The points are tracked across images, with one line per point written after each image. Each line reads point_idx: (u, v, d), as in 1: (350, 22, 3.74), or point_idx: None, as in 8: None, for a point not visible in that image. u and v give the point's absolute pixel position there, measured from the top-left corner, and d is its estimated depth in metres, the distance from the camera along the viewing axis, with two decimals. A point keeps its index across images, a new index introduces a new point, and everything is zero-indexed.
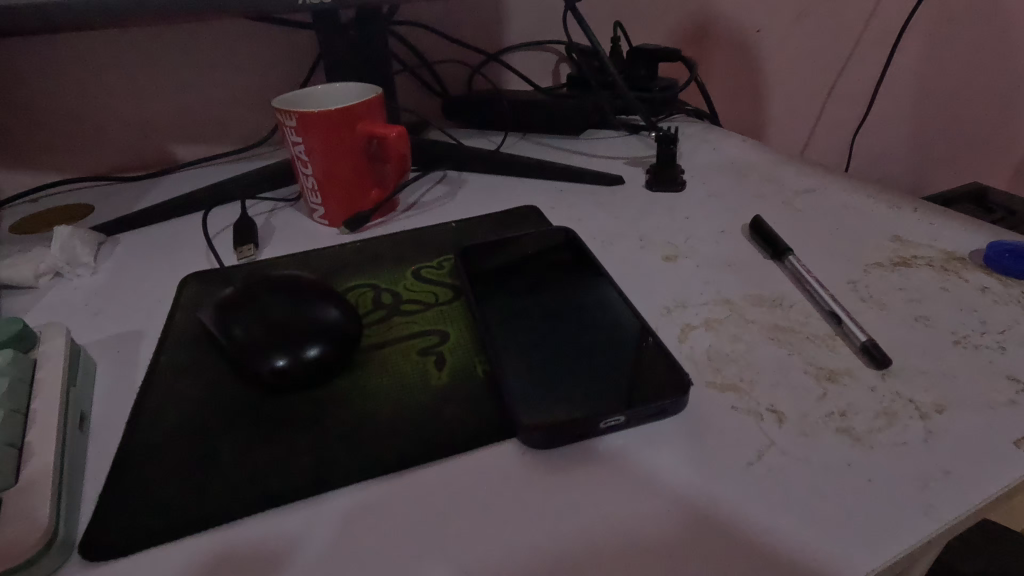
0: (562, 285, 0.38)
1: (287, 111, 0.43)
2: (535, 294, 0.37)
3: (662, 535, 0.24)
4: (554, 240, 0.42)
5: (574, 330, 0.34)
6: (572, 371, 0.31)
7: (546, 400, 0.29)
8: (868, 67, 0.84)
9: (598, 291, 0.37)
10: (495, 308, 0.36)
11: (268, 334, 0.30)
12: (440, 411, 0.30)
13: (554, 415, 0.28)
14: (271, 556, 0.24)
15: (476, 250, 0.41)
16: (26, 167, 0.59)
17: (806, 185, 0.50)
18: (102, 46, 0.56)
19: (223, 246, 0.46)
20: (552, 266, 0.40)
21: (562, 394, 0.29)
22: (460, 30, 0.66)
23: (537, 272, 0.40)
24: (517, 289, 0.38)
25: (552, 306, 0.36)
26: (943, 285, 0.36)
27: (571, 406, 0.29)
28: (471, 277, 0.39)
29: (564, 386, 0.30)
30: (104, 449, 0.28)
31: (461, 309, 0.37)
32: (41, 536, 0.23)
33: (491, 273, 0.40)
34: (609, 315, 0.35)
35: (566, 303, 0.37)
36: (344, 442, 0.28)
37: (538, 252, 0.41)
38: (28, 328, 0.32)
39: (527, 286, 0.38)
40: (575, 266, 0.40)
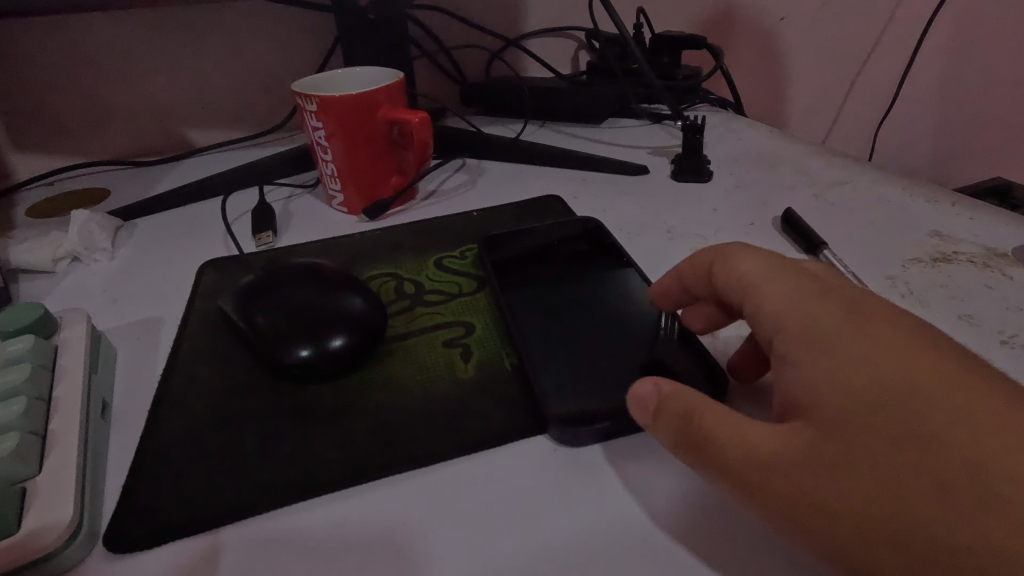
0: (587, 278, 0.37)
1: (307, 95, 0.42)
2: (562, 286, 0.37)
3: (705, 540, 0.23)
4: (576, 229, 0.41)
5: (600, 323, 0.33)
6: (601, 367, 0.30)
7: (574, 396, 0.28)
8: (895, 56, 0.81)
9: (624, 283, 0.36)
10: (519, 301, 0.36)
11: (291, 323, 0.30)
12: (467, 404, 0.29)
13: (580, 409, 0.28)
14: (300, 552, 0.23)
15: (498, 240, 0.40)
16: (42, 150, 0.59)
17: (837, 177, 0.48)
18: (117, 28, 0.55)
19: (241, 232, 0.46)
20: (576, 258, 0.39)
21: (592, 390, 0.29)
22: (480, 15, 0.65)
23: (562, 264, 0.39)
24: (542, 282, 0.37)
25: (578, 299, 0.35)
26: (987, 283, 0.35)
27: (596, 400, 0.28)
28: (494, 268, 0.38)
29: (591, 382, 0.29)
30: (127, 439, 0.28)
31: (485, 301, 0.36)
32: (67, 526, 0.22)
33: (514, 264, 0.39)
34: (637, 309, 0.34)
35: (592, 295, 0.36)
36: (372, 434, 0.27)
37: (560, 243, 0.40)
38: (49, 314, 0.31)
39: (551, 278, 0.37)
40: (599, 257, 0.39)
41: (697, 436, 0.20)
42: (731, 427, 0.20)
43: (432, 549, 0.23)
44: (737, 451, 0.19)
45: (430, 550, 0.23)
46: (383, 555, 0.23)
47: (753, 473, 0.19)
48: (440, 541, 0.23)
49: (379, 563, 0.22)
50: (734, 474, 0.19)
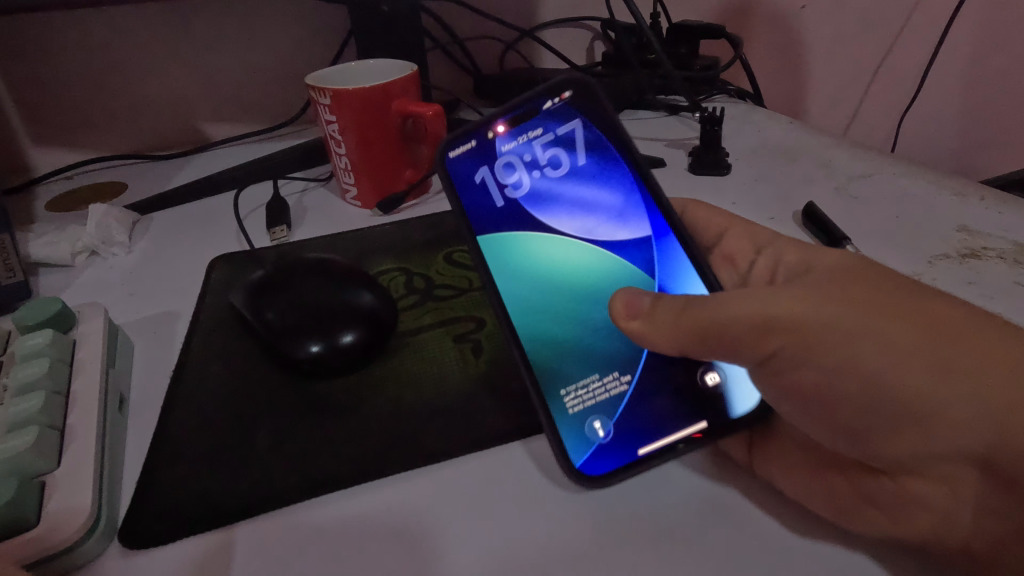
0: (589, 216, 0.31)
1: (321, 88, 0.42)
2: (550, 215, 0.30)
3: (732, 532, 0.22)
4: (590, 115, 0.32)
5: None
6: (629, 366, 0.28)
7: (589, 377, 0.27)
8: (923, 43, 0.76)
9: (661, 237, 0.30)
10: (521, 250, 0.29)
11: (301, 319, 0.30)
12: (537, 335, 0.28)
13: (606, 390, 0.27)
14: (322, 546, 0.23)
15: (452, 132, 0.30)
16: (61, 144, 0.59)
17: (860, 170, 0.47)
18: (132, 21, 0.56)
19: (255, 226, 0.46)
20: (581, 159, 0.31)
21: (625, 390, 0.27)
22: (493, 6, 0.64)
23: (552, 174, 0.31)
24: (521, 216, 0.30)
25: (600, 262, 0.30)
26: (1017, 279, 0.34)
27: (618, 387, 0.27)
28: (462, 192, 0.30)
29: (628, 389, 0.27)
30: (143, 433, 0.28)
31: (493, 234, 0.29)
32: (85, 521, 0.22)
33: (483, 165, 0.30)
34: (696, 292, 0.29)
35: (606, 251, 0.30)
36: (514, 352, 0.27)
37: (563, 135, 0.32)
38: (67, 308, 0.31)
39: (529, 204, 0.30)
40: (612, 164, 0.31)
41: (692, 314, 0.25)
42: (731, 303, 0.24)
43: (451, 546, 0.23)
44: (734, 314, 0.24)
45: (445, 546, 0.23)
46: (403, 549, 0.23)
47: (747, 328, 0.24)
48: (455, 538, 0.23)
49: (392, 559, 0.22)
50: (709, 326, 0.25)
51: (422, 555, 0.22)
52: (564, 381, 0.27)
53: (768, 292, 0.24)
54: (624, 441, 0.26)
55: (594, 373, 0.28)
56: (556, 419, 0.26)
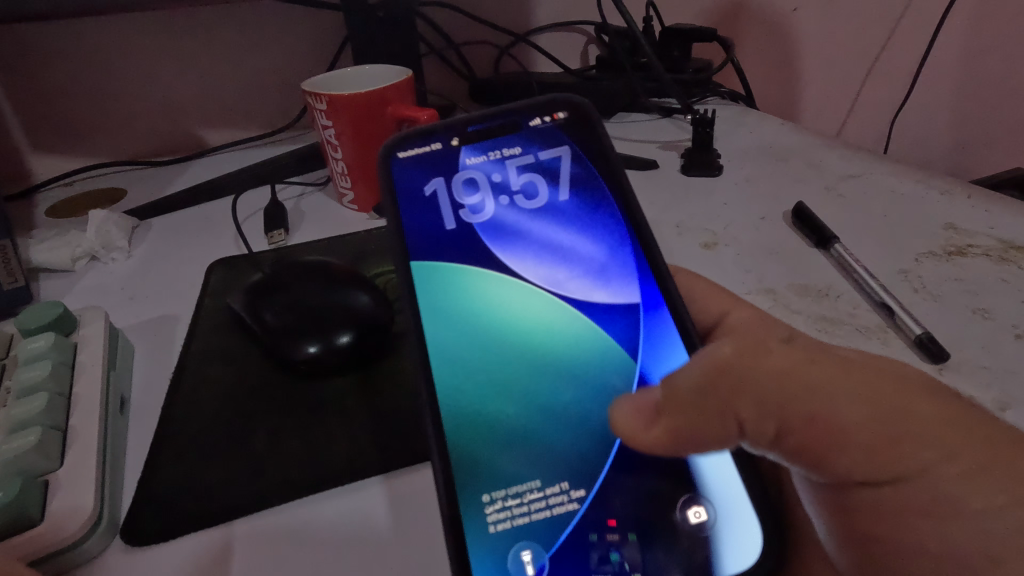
0: (556, 261, 0.30)
1: (317, 94, 0.42)
2: (510, 252, 0.30)
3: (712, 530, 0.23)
4: (579, 154, 0.31)
5: (602, 396, 0.26)
6: (585, 481, 0.25)
7: (531, 486, 0.25)
8: (914, 44, 0.77)
9: (651, 309, 0.28)
10: (475, 292, 0.28)
11: (299, 320, 0.30)
12: (476, 398, 0.26)
13: (547, 507, 0.24)
14: (305, 554, 0.23)
15: (410, 139, 0.31)
16: (60, 151, 0.60)
17: (849, 170, 0.48)
18: (130, 29, 0.56)
19: (253, 230, 0.46)
20: (559, 197, 0.31)
21: (573, 510, 0.25)
22: (488, 12, 0.65)
23: (520, 205, 0.31)
24: (474, 247, 0.29)
25: (565, 319, 0.28)
26: (1002, 276, 0.34)
27: (561, 507, 0.24)
28: (408, 202, 0.30)
29: (577, 509, 0.24)
30: (144, 434, 0.28)
31: (448, 271, 0.29)
32: (88, 519, 0.23)
33: (439, 179, 0.30)
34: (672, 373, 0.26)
35: (573, 309, 0.28)
36: (468, 438, 0.25)
37: (543, 166, 0.31)
38: (68, 312, 0.32)
39: (488, 234, 0.30)
40: (595, 210, 0.30)
41: (720, 387, 0.23)
42: (767, 361, 0.22)
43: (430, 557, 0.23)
44: (766, 382, 0.22)
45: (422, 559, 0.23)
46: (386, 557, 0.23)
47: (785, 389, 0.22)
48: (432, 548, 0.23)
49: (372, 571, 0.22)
50: (750, 403, 0.22)
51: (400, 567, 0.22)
52: (494, 486, 0.25)
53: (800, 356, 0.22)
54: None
55: (537, 485, 0.25)
56: (469, 538, 0.23)
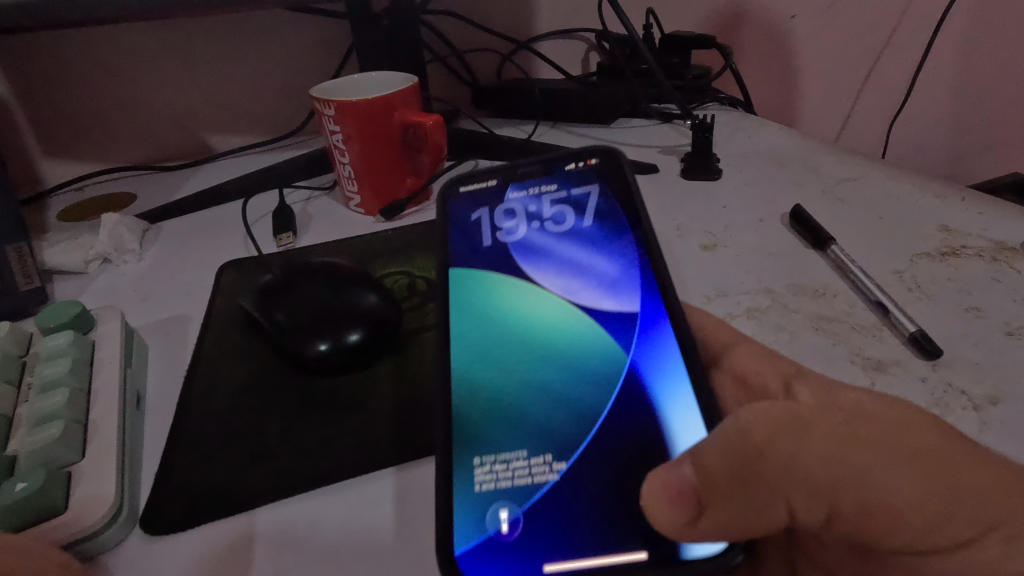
0: (578, 279, 0.30)
1: (326, 100, 0.43)
2: (536, 267, 0.31)
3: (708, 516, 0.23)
4: (610, 190, 0.32)
5: (595, 385, 0.27)
6: (564, 453, 0.26)
7: (516, 454, 0.26)
8: (910, 50, 0.78)
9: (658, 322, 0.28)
10: (493, 295, 0.30)
11: (310, 319, 0.31)
12: (476, 378, 0.27)
13: (530, 474, 0.25)
14: (314, 542, 0.24)
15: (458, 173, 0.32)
16: (71, 156, 0.61)
17: (846, 174, 0.49)
18: (140, 38, 0.57)
19: (261, 232, 0.47)
20: (586, 225, 0.32)
21: (551, 478, 0.25)
22: (491, 20, 0.66)
23: (549, 230, 0.32)
24: (501, 262, 0.31)
25: (572, 321, 0.29)
26: (994, 276, 0.35)
27: (543, 474, 0.25)
28: (454, 227, 0.31)
29: (556, 478, 0.25)
30: (160, 428, 0.29)
31: (464, 271, 0.30)
32: (108, 509, 0.24)
33: (483, 208, 0.32)
34: (669, 375, 0.26)
35: (586, 313, 0.29)
36: (467, 407, 0.27)
37: (574, 199, 0.32)
38: (85, 311, 0.33)
39: (518, 253, 0.31)
40: (619, 238, 0.31)
41: (760, 470, 0.20)
42: (810, 438, 0.20)
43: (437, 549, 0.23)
44: (812, 471, 0.20)
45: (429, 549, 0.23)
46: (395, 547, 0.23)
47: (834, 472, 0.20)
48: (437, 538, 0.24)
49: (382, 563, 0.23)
50: (798, 487, 0.20)
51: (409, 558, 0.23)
52: (482, 452, 0.26)
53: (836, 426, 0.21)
54: (527, 539, 0.24)
55: (523, 456, 0.26)
56: (456, 494, 0.24)
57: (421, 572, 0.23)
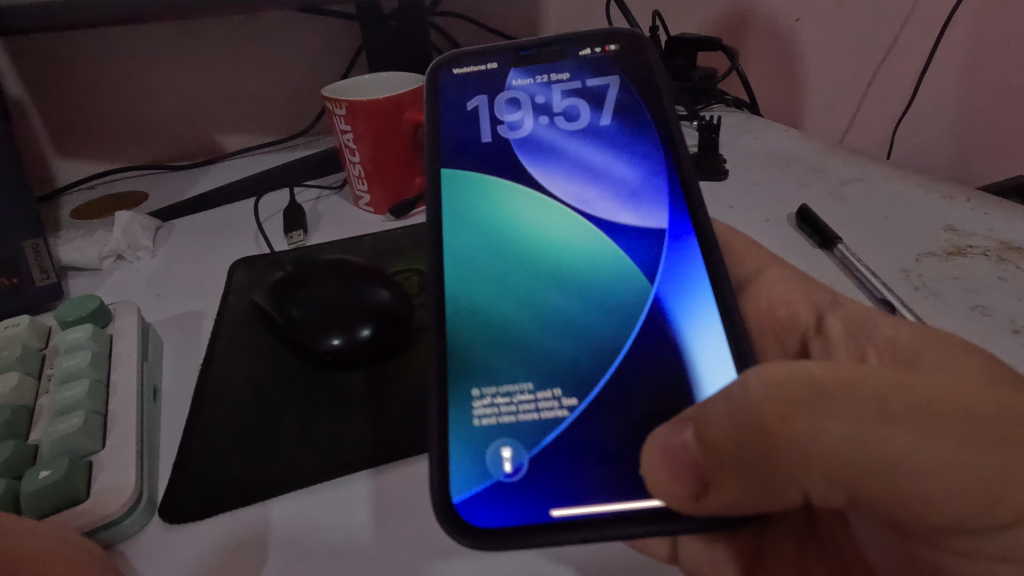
0: (587, 181, 0.31)
1: (337, 100, 0.44)
2: (545, 167, 0.31)
3: None
4: (625, 87, 0.32)
5: (614, 309, 0.27)
6: (577, 390, 0.26)
7: (521, 387, 0.26)
8: (916, 53, 0.78)
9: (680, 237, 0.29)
10: (498, 203, 0.30)
11: (324, 314, 0.31)
12: (478, 297, 0.28)
13: (536, 411, 0.25)
14: (329, 532, 0.24)
15: (465, 57, 0.33)
16: (84, 155, 0.62)
17: (852, 175, 0.49)
18: (152, 39, 0.58)
19: (272, 230, 0.48)
20: (600, 122, 0.32)
21: (561, 416, 0.25)
22: (499, 22, 0.67)
23: (559, 126, 0.32)
24: (506, 160, 0.32)
25: (585, 241, 0.29)
26: (1000, 275, 0.35)
27: (551, 411, 0.25)
28: (450, 115, 0.33)
29: (566, 414, 0.25)
30: (177, 421, 0.30)
31: (473, 181, 0.31)
32: (128, 499, 0.24)
33: (483, 96, 0.33)
34: (689, 296, 0.27)
35: (592, 225, 0.30)
36: (467, 329, 0.27)
37: (588, 90, 0.32)
38: (102, 305, 0.33)
39: (525, 150, 0.32)
40: (633, 141, 0.31)
41: (773, 454, 0.18)
42: (831, 417, 0.18)
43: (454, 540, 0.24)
44: (828, 455, 0.18)
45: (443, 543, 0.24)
46: (409, 541, 0.24)
47: (859, 465, 0.18)
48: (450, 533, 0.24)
49: (397, 557, 0.23)
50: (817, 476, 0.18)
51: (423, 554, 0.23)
52: (482, 384, 0.26)
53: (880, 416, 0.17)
54: (531, 477, 0.24)
55: (528, 390, 0.26)
56: (451, 430, 0.25)
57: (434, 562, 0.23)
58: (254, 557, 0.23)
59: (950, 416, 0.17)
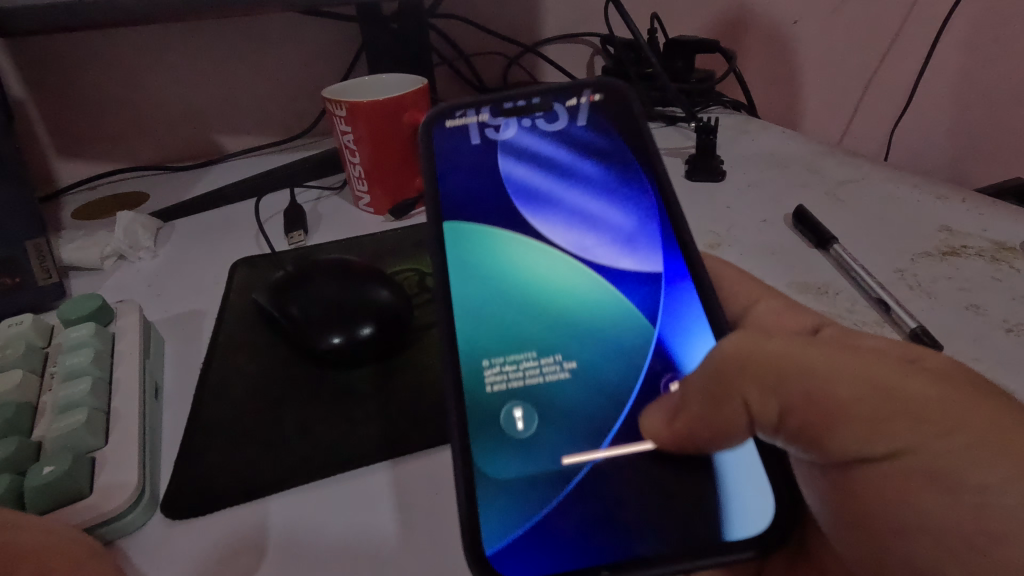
0: (585, 228, 0.31)
1: (337, 101, 0.44)
2: (544, 217, 0.31)
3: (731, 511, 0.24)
4: (614, 133, 0.33)
5: (624, 362, 0.28)
6: (576, 354, 0.28)
7: (526, 355, 0.28)
8: (912, 56, 0.78)
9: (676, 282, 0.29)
10: (501, 258, 0.30)
11: (324, 313, 0.32)
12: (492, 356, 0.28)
13: (541, 373, 0.27)
14: (330, 528, 0.25)
15: (454, 107, 0.33)
16: (84, 156, 0.62)
17: (848, 176, 0.49)
18: (153, 41, 0.58)
19: (273, 230, 0.48)
20: (594, 172, 0.32)
21: (562, 377, 0.27)
22: (499, 24, 0.67)
23: (554, 177, 0.32)
24: (506, 212, 0.31)
25: (590, 287, 0.29)
26: (994, 275, 0.36)
27: (553, 373, 0.27)
28: (442, 167, 0.32)
29: (565, 375, 0.27)
30: (179, 418, 0.30)
31: (476, 234, 0.30)
32: (132, 494, 0.25)
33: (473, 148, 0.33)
34: (693, 348, 0.28)
35: (595, 273, 0.30)
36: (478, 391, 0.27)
37: (578, 138, 0.33)
38: (105, 304, 0.34)
39: (520, 197, 0.32)
40: (627, 189, 0.32)
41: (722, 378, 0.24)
42: (765, 346, 0.24)
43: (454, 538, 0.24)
44: (765, 360, 0.24)
45: (448, 540, 0.24)
46: (412, 540, 0.24)
47: (780, 372, 0.23)
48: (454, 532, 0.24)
49: (400, 557, 0.23)
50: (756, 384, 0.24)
51: (423, 554, 0.24)
52: (491, 355, 0.28)
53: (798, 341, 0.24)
54: (544, 438, 0.26)
55: (534, 355, 0.28)
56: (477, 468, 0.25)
57: (436, 557, 0.23)
58: (259, 555, 0.24)
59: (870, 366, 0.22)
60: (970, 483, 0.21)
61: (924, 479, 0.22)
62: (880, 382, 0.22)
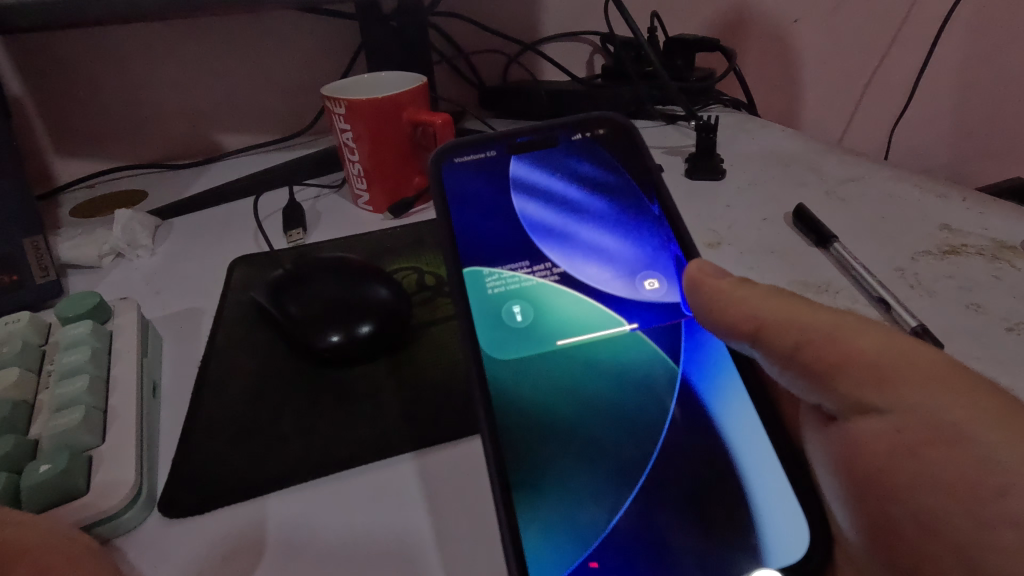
0: (604, 265, 0.31)
1: (336, 98, 0.44)
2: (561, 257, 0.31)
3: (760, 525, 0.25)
4: (619, 170, 0.34)
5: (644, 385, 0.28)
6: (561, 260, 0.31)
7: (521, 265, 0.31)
8: (911, 56, 0.78)
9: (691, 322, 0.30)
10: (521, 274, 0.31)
11: (322, 312, 0.31)
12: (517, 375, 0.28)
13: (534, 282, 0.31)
14: (331, 529, 0.24)
15: (463, 145, 0.33)
16: (83, 154, 0.62)
17: (847, 174, 0.49)
18: (151, 38, 0.58)
19: (272, 229, 0.48)
20: (604, 211, 0.33)
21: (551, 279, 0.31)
22: (498, 22, 0.67)
23: (567, 215, 0.32)
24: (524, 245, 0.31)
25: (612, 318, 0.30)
26: (995, 274, 0.36)
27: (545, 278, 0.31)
28: (455, 208, 0.31)
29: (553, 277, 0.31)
30: (176, 416, 0.30)
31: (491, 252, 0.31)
32: (129, 492, 0.24)
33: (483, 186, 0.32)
34: (714, 382, 0.28)
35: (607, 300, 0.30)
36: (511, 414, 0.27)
37: (586, 175, 0.33)
38: (103, 302, 0.33)
39: (537, 237, 0.32)
40: (638, 227, 0.32)
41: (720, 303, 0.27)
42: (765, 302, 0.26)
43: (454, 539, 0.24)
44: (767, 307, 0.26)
45: (451, 541, 0.24)
46: (413, 541, 0.24)
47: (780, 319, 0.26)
48: (457, 532, 0.24)
49: (396, 558, 0.23)
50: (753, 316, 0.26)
51: (423, 554, 0.23)
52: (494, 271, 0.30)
53: (812, 310, 0.26)
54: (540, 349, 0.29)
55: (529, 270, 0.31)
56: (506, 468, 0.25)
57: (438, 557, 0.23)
58: (255, 555, 0.24)
59: (866, 337, 0.24)
60: (970, 438, 0.21)
61: (924, 444, 0.22)
62: (879, 356, 0.23)
